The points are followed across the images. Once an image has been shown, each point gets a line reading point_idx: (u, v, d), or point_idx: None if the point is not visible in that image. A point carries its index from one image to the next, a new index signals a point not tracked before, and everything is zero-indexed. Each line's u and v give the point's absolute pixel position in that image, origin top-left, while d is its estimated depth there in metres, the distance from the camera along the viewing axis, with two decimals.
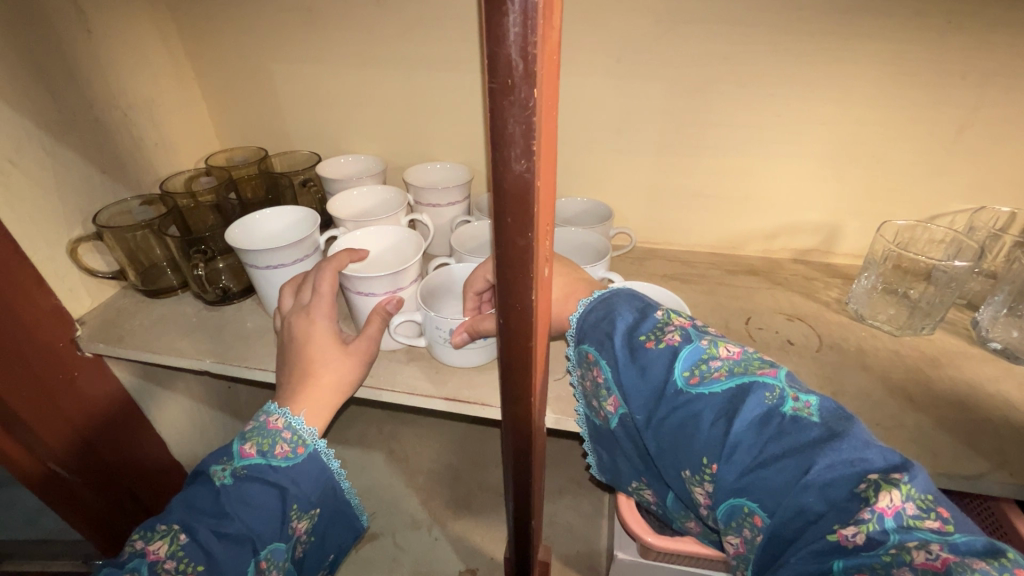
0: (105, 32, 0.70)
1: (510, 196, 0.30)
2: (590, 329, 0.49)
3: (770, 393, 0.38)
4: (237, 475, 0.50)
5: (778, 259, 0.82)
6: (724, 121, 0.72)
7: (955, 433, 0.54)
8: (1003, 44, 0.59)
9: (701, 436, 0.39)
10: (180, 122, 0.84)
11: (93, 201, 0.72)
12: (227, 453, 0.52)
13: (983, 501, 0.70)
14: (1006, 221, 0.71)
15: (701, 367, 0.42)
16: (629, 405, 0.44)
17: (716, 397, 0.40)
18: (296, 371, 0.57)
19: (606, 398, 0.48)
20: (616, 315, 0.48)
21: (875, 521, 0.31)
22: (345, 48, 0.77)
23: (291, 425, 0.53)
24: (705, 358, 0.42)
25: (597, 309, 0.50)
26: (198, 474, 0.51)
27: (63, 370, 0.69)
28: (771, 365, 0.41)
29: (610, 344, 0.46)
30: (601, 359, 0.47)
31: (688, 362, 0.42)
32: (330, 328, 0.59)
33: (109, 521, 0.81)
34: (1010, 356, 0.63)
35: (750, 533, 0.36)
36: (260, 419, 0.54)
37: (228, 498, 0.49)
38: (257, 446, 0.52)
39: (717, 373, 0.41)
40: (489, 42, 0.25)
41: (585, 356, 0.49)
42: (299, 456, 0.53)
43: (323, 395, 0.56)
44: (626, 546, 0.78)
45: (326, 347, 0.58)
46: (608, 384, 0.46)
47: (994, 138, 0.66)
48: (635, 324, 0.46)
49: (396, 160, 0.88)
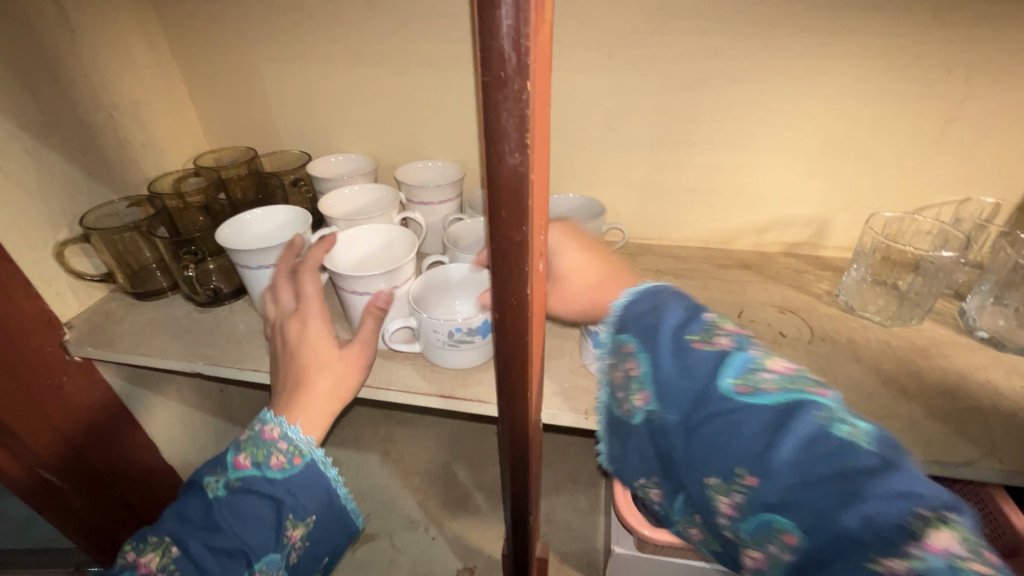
0: (89, 32, 0.70)
1: (504, 191, 0.30)
2: (634, 319, 0.46)
3: (823, 413, 0.36)
4: (230, 487, 0.50)
5: (769, 252, 0.83)
6: (714, 117, 0.72)
7: (946, 421, 0.55)
8: (987, 37, 0.60)
9: (746, 447, 0.37)
10: (167, 123, 0.83)
11: (78, 204, 0.71)
12: (221, 464, 0.51)
13: (972, 488, 0.72)
14: (990, 212, 0.72)
15: (754, 377, 0.39)
16: (665, 405, 0.42)
17: (765, 411, 0.37)
18: (291, 378, 0.56)
19: (635, 393, 0.45)
20: (665, 310, 0.45)
21: (924, 559, 0.29)
22: (334, 46, 0.77)
23: (287, 435, 0.52)
24: (758, 368, 0.40)
25: (643, 302, 0.47)
26: (191, 484, 0.52)
27: (51, 375, 0.68)
28: (823, 385, 0.39)
29: (654, 339, 0.44)
30: (639, 353, 0.45)
31: (742, 370, 0.40)
32: (323, 332, 0.58)
33: (101, 528, 0.80)
34: (997, 344, 0.64)
35: (778, 547, 0.35)
36: (255, 428, 0.53)
37: (218, 510, 0.48)
38: (252, 457, 0.51)
39: (769, 385, 0.39)
40: (482, 35, 0.25)
41: (621, 347, 0.47)
42: (295, 467, 0.52)
43: (320, 401, 0.54)
44: (623, 540, 0.78)
45: (320, 351, 0.56)
46: (642, 380, 0.44)
47: (979, 131, 0.67)
48: (682, 323, 0.44)
49: (387, 159, 0.87)
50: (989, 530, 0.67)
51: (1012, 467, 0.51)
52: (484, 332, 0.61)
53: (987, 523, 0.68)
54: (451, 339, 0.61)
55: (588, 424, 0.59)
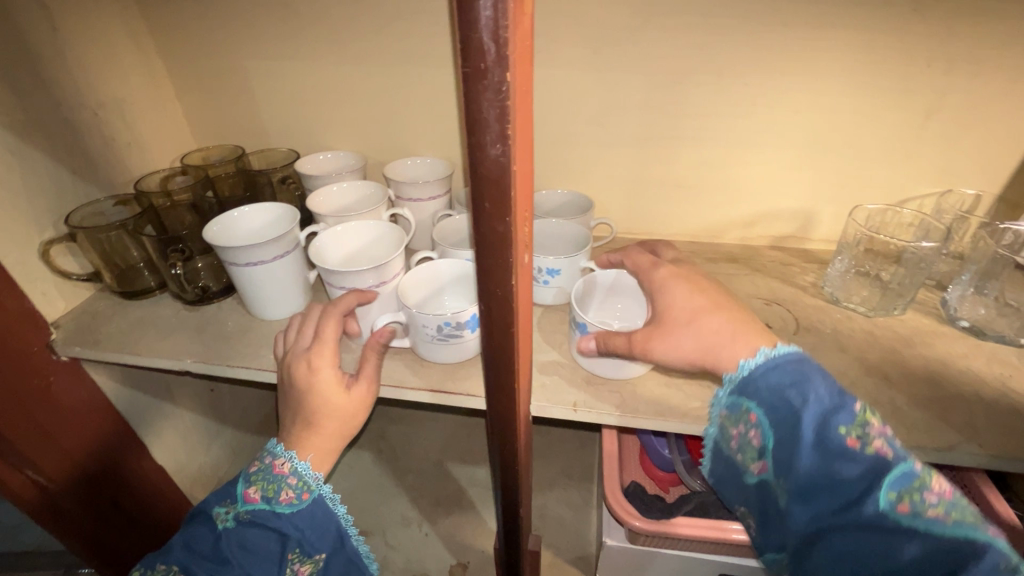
0: (72, 30, 0.69)
1: (487, 182, 0.31)
2: (767, 392, 0.47)
3: (1001, 563, 0.35)
4: (239, 519, 0.51)
5: (756, 246, 0.84)
6: (699, 111, 0.73)
7: (927, 408, 0.56)
8: (964, 30, 0.61)
9: (891, 562, 0.38)
10: (153, 122, 0.83)
11: (63, 203, 0.71)
12: (231, 495, 0.53)
13: (956, 475, 0.73)
14: (971, 203, 0.73)
15: (912, 495, 0.39)
16: (792, 490, 0.44)
17: (929, 539, 0.37)
18: (299, 417, 0.55)
19: (754, 457, 0.49)
20: (810, 393, 0.44)
21: None
22: (321, 42, 0.77)
23: (297, 470, 0.53)
24: (918, 487, 0.39)
25: (787, 375, 0.46)
26: (198, 513, 0.53)
27: (37, 375, 0.67)
28: (987, 520, 0.38)
29: (789, 422, 0.45)
30: (770, 430, 0.46)
31: (898, 484, 0.40)
32: (333, 375, 0.56)
33: (92, 531, 0.79)
34: (977, 333, 0.65)
35: None
36: (265, 460, 0.54)
37: (227, 543, 0.50)
38: (261, 491, 0.53)
39: (934, 511, 0.38)
40: (461, 27, 0.26)
41: (745, 412, 0.49)
42: (303, 502, 0.54)
43: (329, 439, 0.55)
44: (614, 532, 0.79)
45: (329, 396, 0.55)
46: (766, 452, 0.47)
47: (959, 123, 0.68)
48: (829, 413, 0.43)
49: (375, 156, 0.87)
50: None
51: (992, 451, 0.52)
52: (473, 326, 0.62)
53: None
54: (440, 334, 0.61)
55: (577, 416, 0.60)
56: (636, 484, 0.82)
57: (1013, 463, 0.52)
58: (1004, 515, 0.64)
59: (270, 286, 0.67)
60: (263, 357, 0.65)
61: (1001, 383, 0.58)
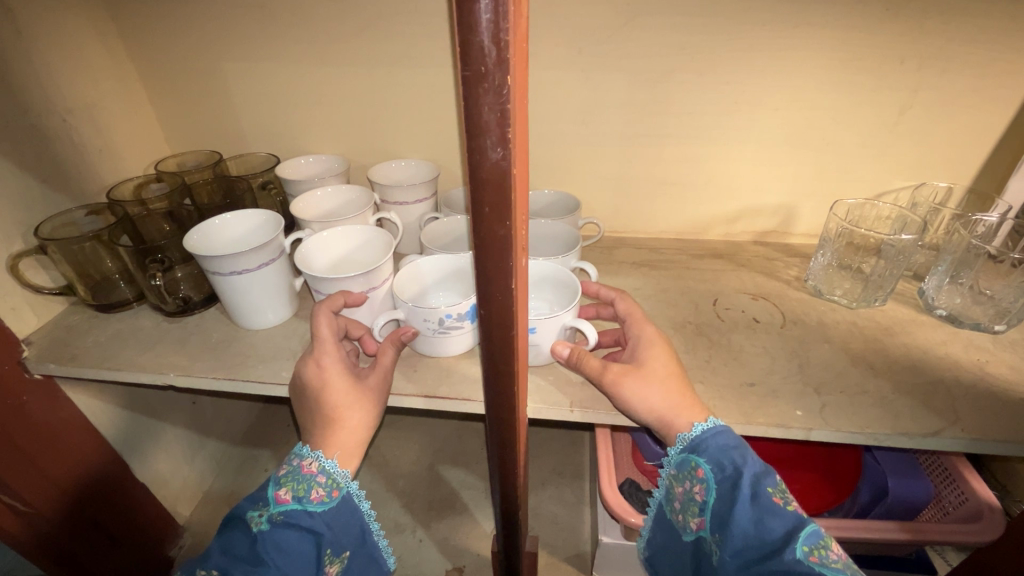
0: (36, 33, 0.66)
1: (488, 184, 0.30)
2: (715, 450, 0.49)
3: None
4: (273, 521, 0.49)
5: (740, 241, 0.86)
6: (682, 111, 0.74)
7: (912, 395, 0.58)
8: (936, 28, 0.63)
9: None
10: (124, 126, 0.80)
11: (34, 213, 0.68)
12: (262, 499, 0.51)
13: (936, 458, 0.76)
14: (944, 196, 0.76)
15: (821, 551, 0.42)
16: (723, 542, 0.46)
17: None
18: (319, 417, 0.55)
19: (695, 513, 0.51)
20: (748, 455, 0.49)
21: None
22: (300, 44, 0.75)
23: (325, 468, 0.52)
24: (824, 546, 0.43)
25: (727, 435, 0.50)
26: (232, 520, 0.51)
27: (10, 395, 0.64)
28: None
29: (729, 479, 0.48)
30: (710, 482, 0.49)
31: (808, 540, 0.43)
32: (340, 367, 0.56)
33: (70, 549, 0.76)
34: (954, 321, 0.67)
35: None
36: (292, 463, 0.53)
37: (264, 545, 0.48)
38: (293, 492, 0.51)
39: (837, 565, 0.42)
40: (461, 29, 0.25)
41: (692, 468, 0.51)
42: (334, 500, 0.53)
43: (352, 435, 0.55)
44: (609, 530, 0.80)
45: (341, 387, 0.55)
46: (704, 506, 0.50)
47: (932, 118, 0.70)
48: (761, 476, 0.47)
49: (358, 159, 0.86)
50: (956, 499, 0.71)
51: (975, 434, 0.53)
52: (473, 318, 0.62)
53: (954, 492, 0.72)
54: (443, 326, 0.61)
55: (573, 416, 0.59)
56: (630, 480, 0.84)
57: (993, 446, 0.54)
58: (983, 495, 0.67)
59: (255, 292, 0.65)
60: (251, 369, 0.63)
61: (979, 369, 0.60)
